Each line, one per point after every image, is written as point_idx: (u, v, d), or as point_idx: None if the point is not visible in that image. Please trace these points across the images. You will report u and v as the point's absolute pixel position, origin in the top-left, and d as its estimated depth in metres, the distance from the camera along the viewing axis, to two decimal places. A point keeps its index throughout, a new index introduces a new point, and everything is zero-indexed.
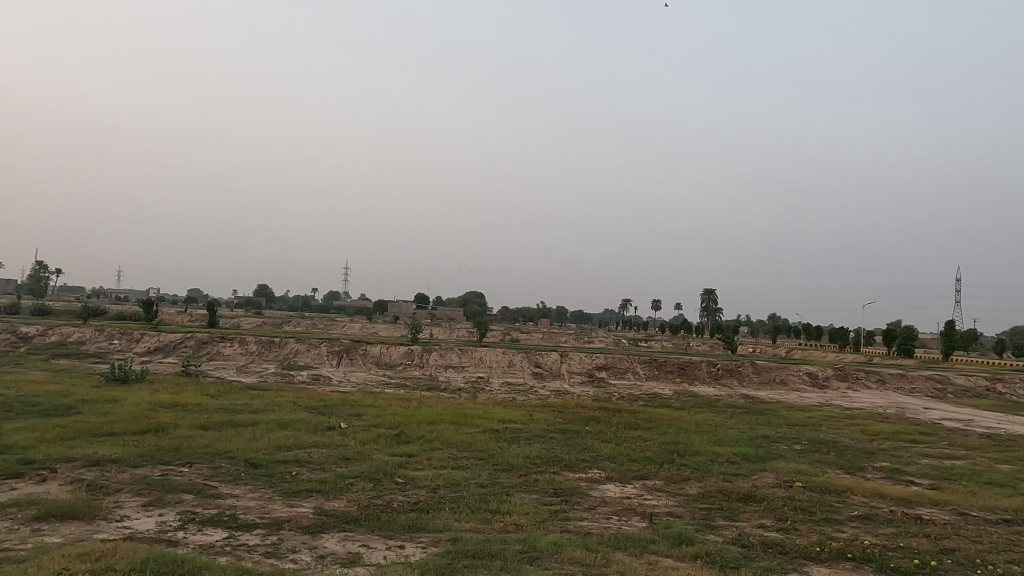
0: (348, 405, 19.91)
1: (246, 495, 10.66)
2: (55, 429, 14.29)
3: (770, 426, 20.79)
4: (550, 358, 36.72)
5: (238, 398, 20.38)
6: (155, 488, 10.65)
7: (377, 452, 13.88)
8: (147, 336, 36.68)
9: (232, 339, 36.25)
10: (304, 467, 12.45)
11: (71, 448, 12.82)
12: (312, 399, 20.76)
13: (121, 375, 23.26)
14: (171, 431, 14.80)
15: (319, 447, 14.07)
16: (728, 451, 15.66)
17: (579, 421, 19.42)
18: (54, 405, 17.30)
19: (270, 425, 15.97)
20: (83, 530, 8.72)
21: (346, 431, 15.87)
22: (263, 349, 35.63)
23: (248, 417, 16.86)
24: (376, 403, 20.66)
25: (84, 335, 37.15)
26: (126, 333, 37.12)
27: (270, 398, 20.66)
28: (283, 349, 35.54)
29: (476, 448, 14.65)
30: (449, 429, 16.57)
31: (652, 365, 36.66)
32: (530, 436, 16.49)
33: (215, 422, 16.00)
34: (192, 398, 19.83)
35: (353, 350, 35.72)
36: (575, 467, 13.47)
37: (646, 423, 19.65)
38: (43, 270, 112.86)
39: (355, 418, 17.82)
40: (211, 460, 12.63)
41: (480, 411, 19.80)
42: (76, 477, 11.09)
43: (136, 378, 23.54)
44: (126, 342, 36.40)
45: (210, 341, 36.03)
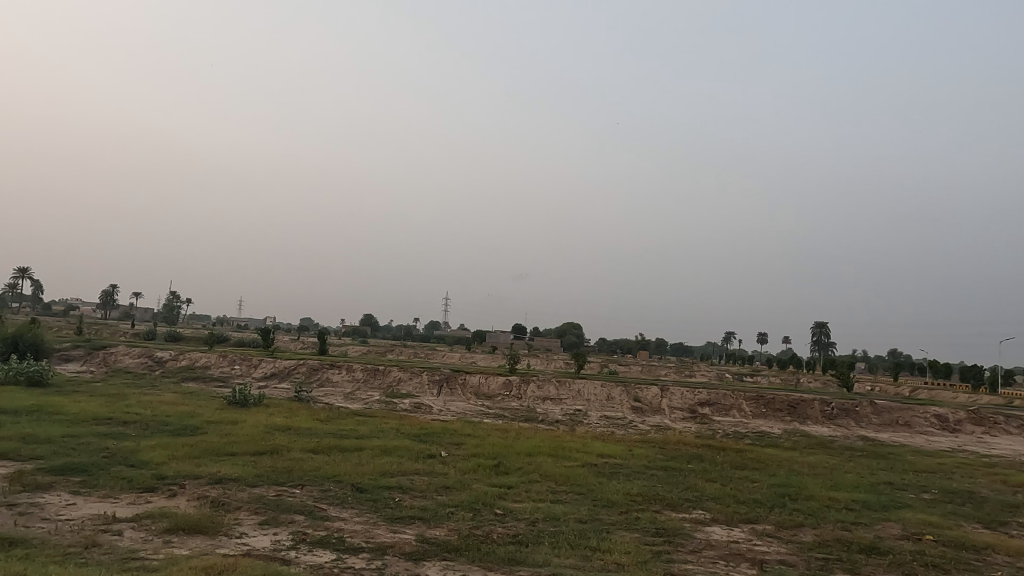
0: (448, 434, 20.24)
1: (352, 519, 11.04)
2: (185, 447, 15.47)
3: (893, 471, 19.17)
4: (650, 392, 35.76)
5: (345, 423, 21.23)
6: (271, 508, 11.26)
7: (477, 482, 13.98)
8: (264, 362, 39.11)
9: (341, 366, 37.95)
10: (407, 493, 12.78)
11: (197, 466, 13.80)
12: (415, 427, 21.22)
13: (241, 399, 24.89)
14: (285, 453, 15.65)
15: (420, 474, 14.39)
16: (846, 497, 14.58)
17: (681, 458, 18.75)
18: (184, 425, 18.75)
19: (374, 451, 16.54)
20: (207, 544, 9.33)
21: (446, 460, 16.14)
22: (368, 376, 37.00)
23: (356, 442, 17.54)
24: (476, 433, 20.84)
25: (210, 360, 40.12)
26: (246, 359, 39.76)
27: (375, 425, 21.38)
28: (387, 377, 36.77)
29: (575, 482, 14.45)
30: (547, 462, 16.47)
31: (759, 403, 34.85)
32: (630, 471, 16.10)
33: (325, 446, 16.75)
34: (305, 422, 20.85)
35: (453, 379, 36.38)
36: (678, 506, 12.99)
37: (753, 463, 18.66)
38: (175, 299, 123.90)
39: (455, 447, 18.11)
40: (321, 482, 13.21)
41: (579, 445, 19.56)
42: (201, 494, 11.91)
43: (254, 402, 25.10)
44: (246, 367, 38.98)
45: (321, 368, 37.90)
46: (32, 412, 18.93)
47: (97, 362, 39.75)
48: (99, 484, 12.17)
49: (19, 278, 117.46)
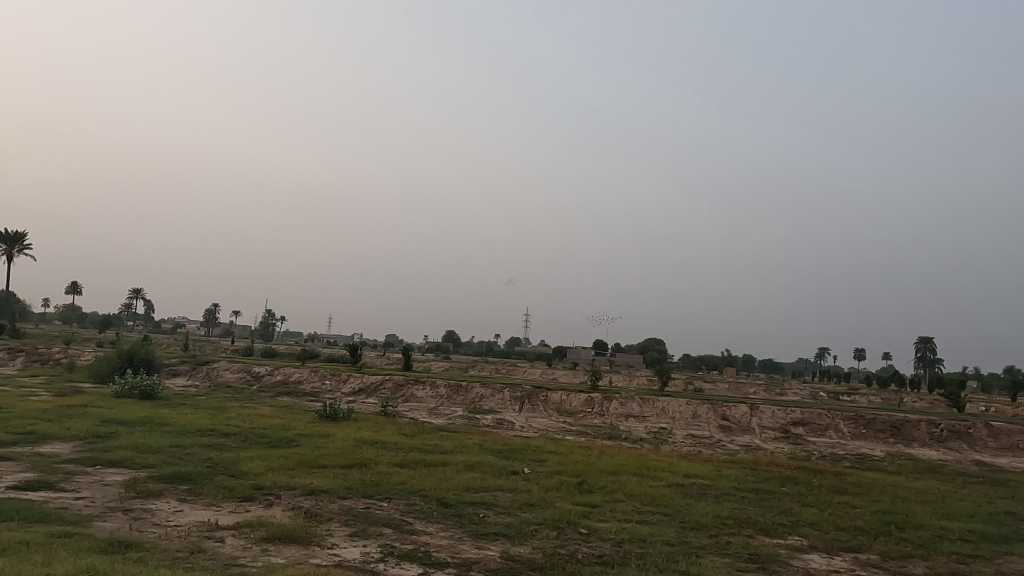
0: (531, 451, 20.20)
1: (438, 533, 11.17)
2: (279, 459, 16.17)
3: (1015, 501, 17.55)
4: (739, 411, 34.41)
5: (430, 438, 21.59)
6: (360, 520, 11.56)
7: (560, 500, 13.84)
8: (352, 378, 40.41)
9: (424, 383, 38.66)
10: (491, 509, 12.82)
11: (291, 477, 14.39)
12: (497, 443, 21.33)
13: (331, 413, 25.80)
14: (373, 466, 16.08)
15: (504, 490, 14.40)
16: (960, 527, 13.48)
17: (774, 480, 17.90)
18: (279, 437, 19.63)
19: (458, 466, 16.71)
20: (302, 553, 9.68)
21: (529, 477, 16.10)
22: (452, 392, 37.51)
23: (440, 457, 17.79)
24: (558, 450, 20.70)
25: (302, 375, 41.86)
26: (336, 374, 41.20)
27: (459, 440, 21.62)
28: (469, 393, 37.14)
29: (661, 503, 14.05)
30: (631, 481, 16.11)
31: (858, 423, 32.85)
32: (719, 493, 15.50)
33: (411, 460, 17.07)
34: (391, 436, 21.36)
35: (535, 396, 36.31)
36: (772, 531, 12.38)
37: (854, 487, 17.55)
38: (270, 317, 130.72)
39: (538, 464, 18.04)
40: (407, 496, 13.47)
41: (664, 464, 19.04)
42: (296, 505, 12.39)
43: (343, 417, 25.95)
44: (336, 382, 40.40)
45: (406, 384, 38.76)
46: (144, 424, 20.35)
47: (201, 376, 42.32)
48: (204, 492, 12.91)
49: (132, 298, 127.32)
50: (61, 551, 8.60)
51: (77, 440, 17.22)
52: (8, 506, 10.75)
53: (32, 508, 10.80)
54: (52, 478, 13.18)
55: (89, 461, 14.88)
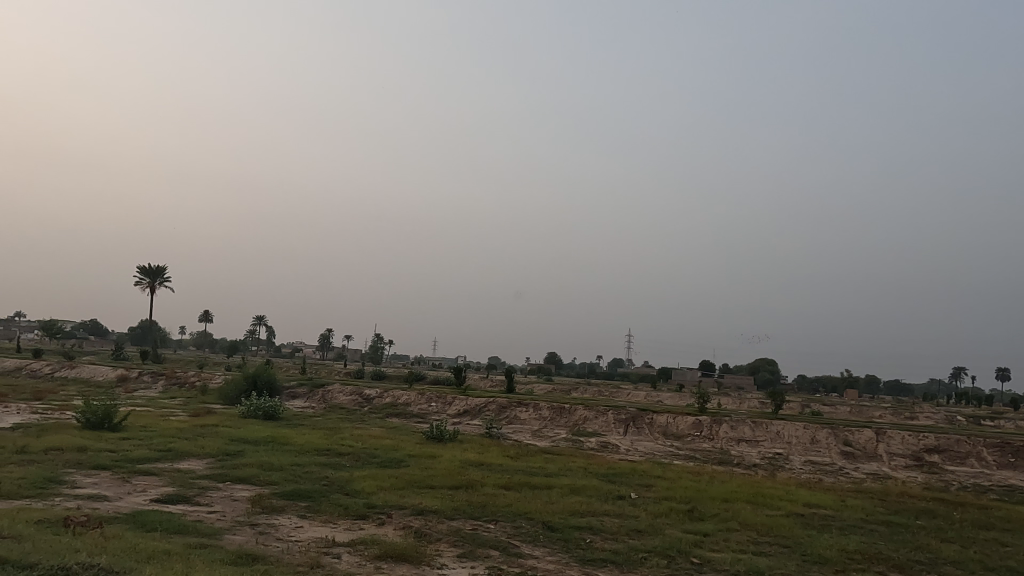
0: (637, 475, 19.73)
1: (545, 557, 11.11)
2: (391, 479, 16.72)
3: None
4: (863, 436, 32.05)
5: (534, 461, 21.60)
6: (468, 541, 11.71)
7: (669, 527, 13.39)
8: (457, 400, 41.18)
9: (528, 405, 38.80)
10: (597, 534, 12.60)
11: (402, 497, 14.82)
12: (602, 467, 21.01)
13: (437, 434, 26.40)
14: (479, 488, 16.27)
15: (610, 515, 14.12)
16: None
17: (907, 512, 16.47)
18: (390, 457, 20.32)
19: (563, 490, 16.57)
20: (413, 572, 9.91)
21: (636, 502, 15.72)
22: (555, 415, 37.36)
23: (546, 480, 17.74)
24: (666, 475, 20.09)
25: (410, 397, 43.13)
26: (441, 397, 42.13)
27: (563, 463, 21.49)
28: (572, 415, 36.88)
29: (779, 534, 13.26)
30: (746, 509, 15.34)
31: (1005, 451, 29.67)
32: (844, 525, 14.46)
33: (516, 482, 17.13)
34: (496, 458, 21.56)
35: (640, 419, 35.51)
36: (907, 569, 11.37)
37: (1004, 522, 15.80)
38: (380, 341, 136.15)
39: (645, 488, 17.59)
40: (513, 519, 13.51)
41: (782, 492, 18.02)
42: (406, 524, 12.74)
43: (449, 438, 26.48)
44: (442, 404, 41.33)
45: (509, 406, 39.05)
46: (267, 443, 21.68)
47: (317, 399, 44.56)
48: (321, 509, 13.54)
49: (256, 324, 136.77)
50: (196, 561, 9.28)
51: (209, 457, 18.61)
52: (152, 517, 11.75)
53: (172, 520, 11.75)
54: (188, 492, 14.30)
55: (220, 477, 16.02)
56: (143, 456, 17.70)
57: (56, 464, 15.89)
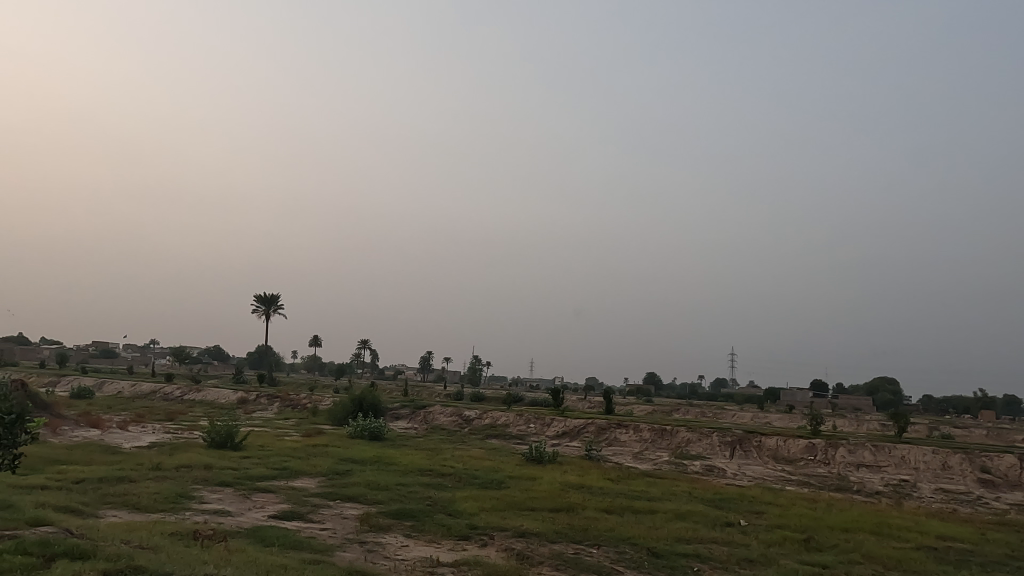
0: (747, 501, 18.81)
1: None
2: (492, 500, 16.83)
3: None
4: (1004, 463, 29.07)
5: (637, 484, 21.10)
6: (570, 565, 11.56)
7: (784, 558, 12.65)
8: (555, 422, 40.99)
9: (628, 426, 38.04)
10: (705, 563, 12.09)
11: (503, 519, 14.87)
12: (709, 492, 20.20)
13: (537, 456, 26.38)
14: (580, 511, 16.06)
15: (719, 543, 13.52)
16: None
17: None
18: (490, 479, 20.48)
19: (668, 515, 16.06)
20: None
21: (747, 529, 14.97)
22: (656, 437, 36.39)
23: (649, 505, 17.27)
24: (779, 501, 19.02)
25: (509, 419, 43.37)
26: (540, 418, 42.09)
27: (667, 487, 20.85)
28: (675, 437, 35.80)
29: (909, 568, 12.20)
30: (869, 541, 14.25)
31: None
32: (986, 562, 13.10)
33: (619, 506, 16.78)
34: (597, 481, 21.24)
35: (747, 441, 33.94)
36: None
37: None
38: (478, 363, 138.35)
39: (755, 516, 16.73)
40: (616, 543, 13.22)
41: (910, 523, 16.60)
42: (508, 546, 12.75)
43: (548, 459, 26.37)
44: (540, 426, 41.27)
45: (609, 427, 38.45)
46: (374, 462, 22.45)
47: (419, 420, 45.69)
48: (425, 529, 13.82)
49: (361, 348, 142.84)
50: None
51: (321, 476, 19.49)
52: (270, 533, 12.41)
53: (288, 535, 12.36)
54: (302, 510, 15.02)
55: (331, 495, 16.72)
56: (262, 474, 18.80)
57: (185, 480, 17.16)
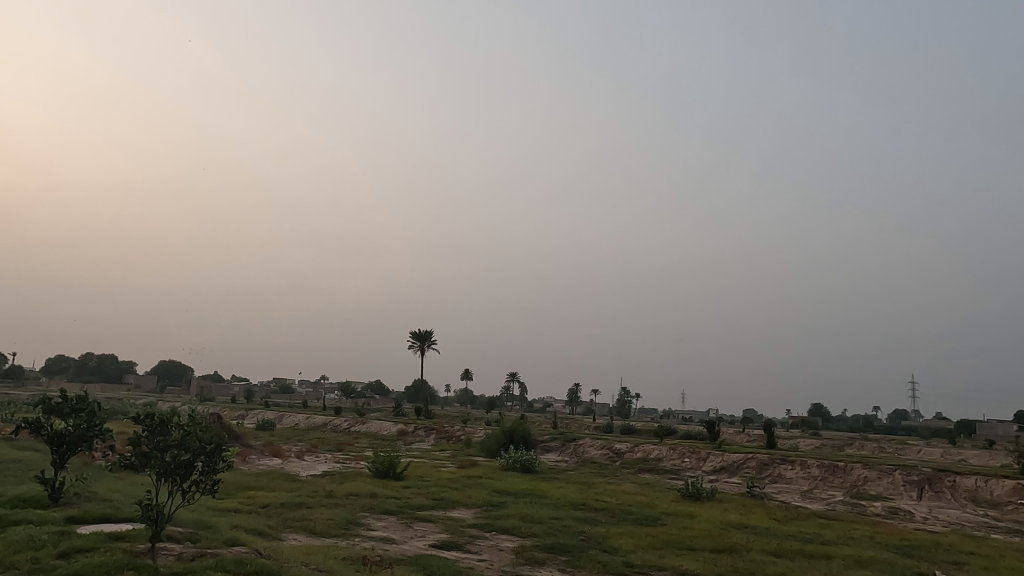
0: (942, 549, 16.63)
1: None
2: (648, 537, 16.27)
3: None
4: None
5: (808, 526, 19.44)
6: None
7: None
8: (712, 456, 39.02)
9: (794, 462, 35.31)
10: None
11: (661, 557, 14.31)
12: (894, 537, 18.12)
13: (693, 492, 25.21)
14: (744, 553, 15.06)
15: None
16: None
17: None
18: (645, 515, 19.85)
19: (846, 561, 14.60)
20: None
21: None
22: (827, 474, 33.41)
23: (823, 549, 15.81)
24: (982, 551, 16.62)
25: (662, 452, 41.93)
26: (695, 452, 40.27)
27: (843, 530, 19.00)
28: (849, 475, 32.66)
29: None
30: None
31: None
32: None
33: (788, 549, 15.53)
34: (762, 521, 19.84)
35: (938, 481, 30.15)
36: None
37: None
38: (626, 395, 135.87)
39: (953, 566, 14.74)
40: None
41: None
42: None
43: (706, 496, 25.09)
44: (696, 460, 39.46)
45: (772, 463, 35.91)
46: (527, 495, 22.63)
47: (570, 453, 45.49)
48: (581, 564, 13.63)
49: (510, 381, 146.12)
50: None
51: (476, 507, 19.96)
52: (432, 561, 12.88)
53: (448, 565, 12.74)
54: (461, 540, 15.45)
55: (487, 526, 17.06)
56: (421, 504, 19.61)
57: (354, 508, 18.32)
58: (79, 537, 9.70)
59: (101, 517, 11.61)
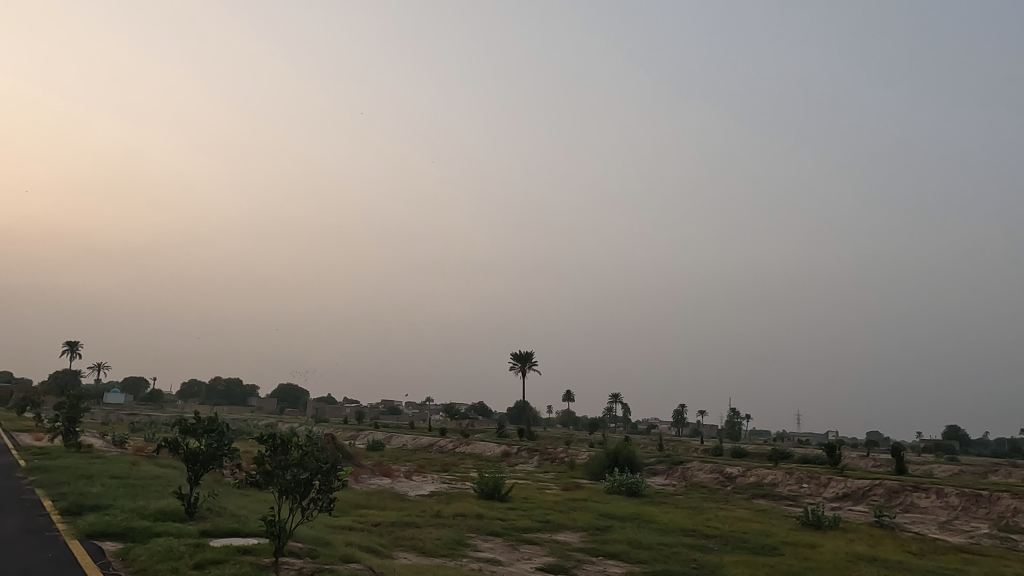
0: None
1: None
2: (765, 568, 15.41)
3: None
4: None
5: (947, 561, 17.74)
6: None
7: None
8: (834, 482, 36.51)
9: (928, 490, 32.38)
10: None
11: None
12: None
13: (814, 520, 23.64)
14: None
15: None
16: None
17: None
18: (761, 543, 18.85)
19: None
20: None
21: None
22: (968, 504, 30.37)
23: None
24: None
25: (777, 477, 39.72)
26: (814, 477, 37.85)
27: (989, 566, 17.19)
28: (995, 506, 29.54)
29: None
30: None
31: None
32: None
33: None
34: (894, 553, 18.30)
35: None
36: None
37: None
38: (736, 417, 130.52)
39: None
40: None
41: None
42: None
43: (829, 525, 23.47)
44: (815, 486, 37.06)
45: (903, 490, 33.11)
46: (633, 519, 22.08)
47: (677, 476, 44.00)
48: None
49: (613, 402, 143.98)
50: None
51: (582, 530, 19.68)
52: None
53: None
54: (567, 563, 15.29)
55: (594, 550, 16.78)
56: (527, 526, 19.60)
57: (461, 528, 18.57)
58: (212, 549, 10.42)
59: (230, 531, 12.42)
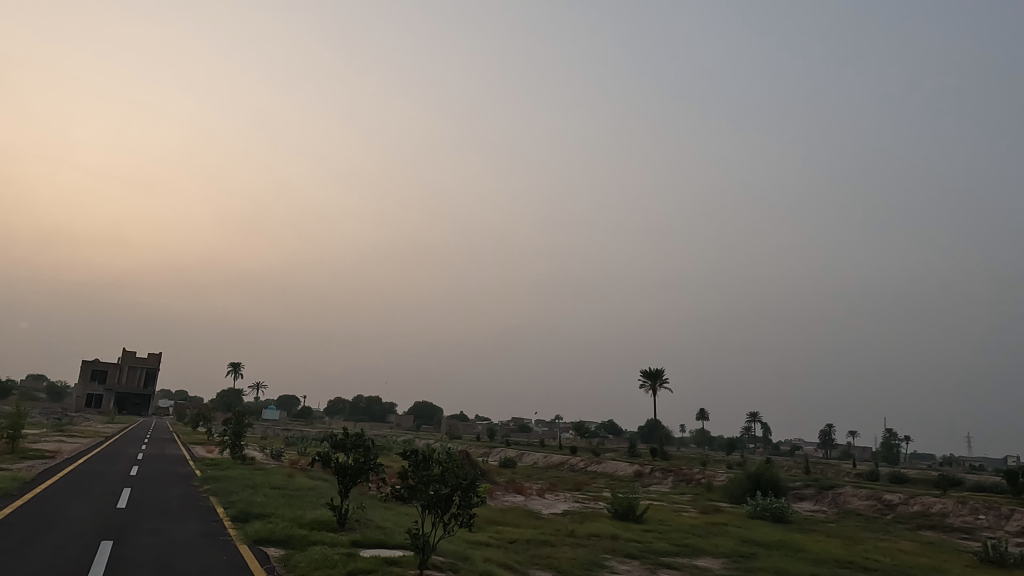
0: None
1: None
2: None
3: None
4: None
5: None
6: None
7: None
8: (1017, 514, 32.29)
9: None
10: None
11: None
12: None
13: (995, 557, 20.99)
14: None
15: None
16: None
17: None
18: None
19: None
20: None
21: None
22: None
23: None
24: None
25: (946, 506, 35.75)
26: (993, 509, 33.68)
27: None
28: None
29: None
30: None
31: None
32: None
33: None
34: None
35: None
36: None
37: None
38: (893, 438, 119.35)
39: None
40: None
41: None
42: None
43: (1015, 562, 20.75)
44: (995, 518, 32.96)
45: None
46: (780, 547, 20.71)
47: (827, 502, 40.75)
48: None
49: (751, 422, 136.82)
50: None
51: (724, 556, 18.75)
52: None
53: None
54: None
55: None
56: (664, 549, 18.98)
57: (597, 549, 18.32)
58: (362, 559, 10.97)
59: (378, 542, 13.05)
